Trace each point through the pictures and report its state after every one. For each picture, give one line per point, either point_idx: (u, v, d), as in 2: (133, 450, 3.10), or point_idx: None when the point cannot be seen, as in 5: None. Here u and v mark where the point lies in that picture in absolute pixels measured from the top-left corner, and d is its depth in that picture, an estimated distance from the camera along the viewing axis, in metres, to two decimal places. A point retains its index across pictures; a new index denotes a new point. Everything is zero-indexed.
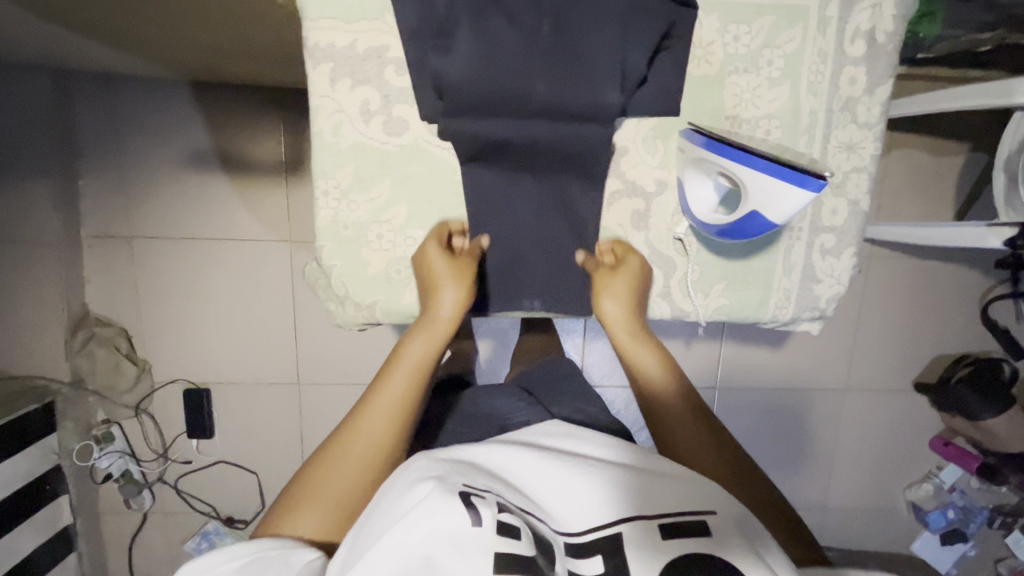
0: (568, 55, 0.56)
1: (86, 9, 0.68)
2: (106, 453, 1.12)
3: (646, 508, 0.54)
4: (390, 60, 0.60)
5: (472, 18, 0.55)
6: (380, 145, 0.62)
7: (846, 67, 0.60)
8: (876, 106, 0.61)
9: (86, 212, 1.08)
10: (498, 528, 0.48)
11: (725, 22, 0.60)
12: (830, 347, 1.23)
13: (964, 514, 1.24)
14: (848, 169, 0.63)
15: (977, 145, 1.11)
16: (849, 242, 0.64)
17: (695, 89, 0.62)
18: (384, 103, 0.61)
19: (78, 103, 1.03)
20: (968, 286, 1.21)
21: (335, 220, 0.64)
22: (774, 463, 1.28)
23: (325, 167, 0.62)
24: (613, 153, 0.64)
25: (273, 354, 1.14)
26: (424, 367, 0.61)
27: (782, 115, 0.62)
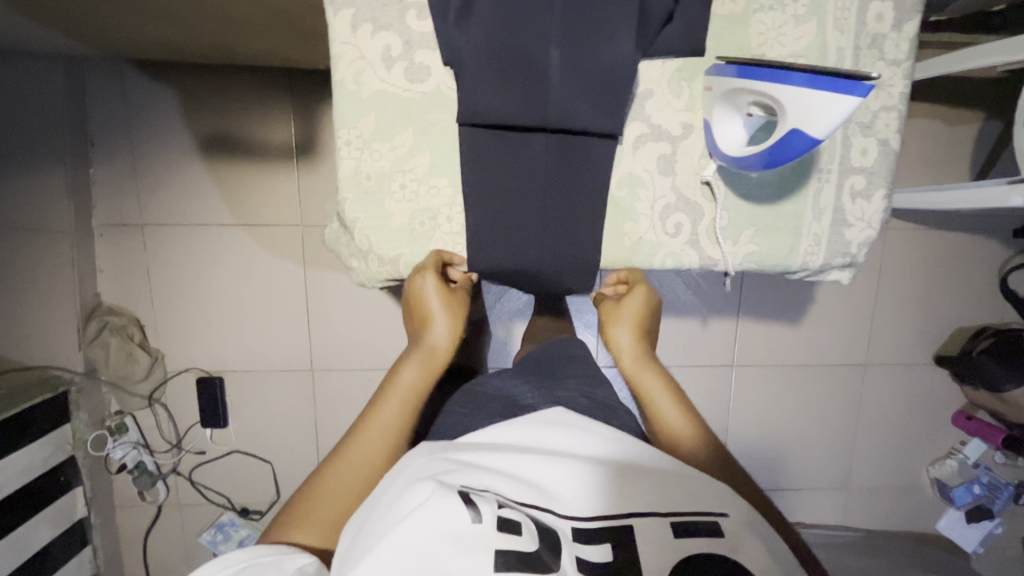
0: (591, 18, 0.54)
1: None
2: (120, 443, 1.11)
3: (642, 503, 0.53)
4: (412, 5, 0.56)
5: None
6: (401, 92, 0.58)
7: (872, 3, 0.58)
8: (903, 42, 0.59)
9: (97, 200, 1.08)
10: (498, 523, 0.48)
11: None
12: (847, 321, 1.21)
13: (990, 491, 1.22)
14: (876, 109, 0.60)
15: (992, 112, 1.10)
16: (879, 183, 0.61)
17: (718, 28, 0.58)
18: (406, 49, 0.56)
19: (90, 91, 1.03)
20: (984, 257, 1.19)
21: (357, 170, 0.59)
22: (793, 443, 1.26)
23: (346, 117, 0.58)
24: (637, 95, 0.59)
25: (286, 341, 1.13)
26: (416, 393, 0.64)
27: (808, 55, 0.58)
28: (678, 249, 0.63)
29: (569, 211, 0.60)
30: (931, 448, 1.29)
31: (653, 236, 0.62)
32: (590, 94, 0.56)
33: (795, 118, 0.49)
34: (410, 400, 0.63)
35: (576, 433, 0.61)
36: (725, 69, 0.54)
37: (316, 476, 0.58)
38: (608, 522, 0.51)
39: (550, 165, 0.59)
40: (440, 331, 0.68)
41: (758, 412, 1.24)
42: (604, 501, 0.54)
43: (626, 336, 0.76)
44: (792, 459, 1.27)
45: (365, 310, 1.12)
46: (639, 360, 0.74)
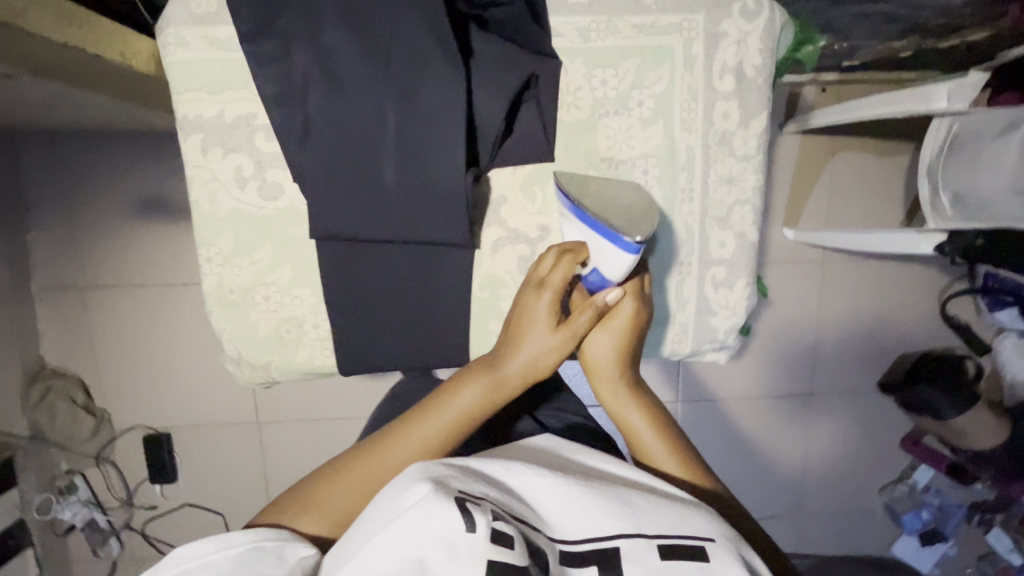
0: (424, 139, 0.58)
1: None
2: (69, 503, 1.11)
3: (641, 520, 0.47)
4: (258, 127, 0.62)
5: (322, 104, 0.57)
6: (256, 210, 0.64)
7: (718, 102, 0.63)
8: (751, 139, 0.64)
9: (36, 265, 1.09)
10: (493, 535, 0.42)
11: (591, 66, 0.62)
12: (789, 353, 1.22)
13: (940, 515, 1.23)
14: (731, 203, 0.66)
15: (920, 144, 1.10)
16: (739, 273, 0.68)
17: (568, 133, 0.64)
18: (257, 169, 0.62)
19: (24, 159, 1.04)
20: (925, 286, 1.19)
21: (221, 285, 0.66)
22: (744, 473, 1.27)
23: (203, 236, 0.64)
24: (490, 202, 0.65)
25: (231, 394, 1.14)
26: (467, 419, 0.59)
27: (658, 154, 0.64)
28: None
29: (425, 313, 0.67)
30: (884, 473, 1.30)
31: None
32: (431, 206, 0.60)
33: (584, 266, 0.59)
34: (453, 425, 0.58)
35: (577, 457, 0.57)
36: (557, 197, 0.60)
37: (351, 459, 0.57)
38: (597, 538, 0.46)
39: (405, 268, 0.65)
40: (519, 356, 0.60)
41: (707, 444, 1.25)
42: (602, 514, 0.48)
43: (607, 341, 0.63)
44: (744, 489, 1.28)
45: None
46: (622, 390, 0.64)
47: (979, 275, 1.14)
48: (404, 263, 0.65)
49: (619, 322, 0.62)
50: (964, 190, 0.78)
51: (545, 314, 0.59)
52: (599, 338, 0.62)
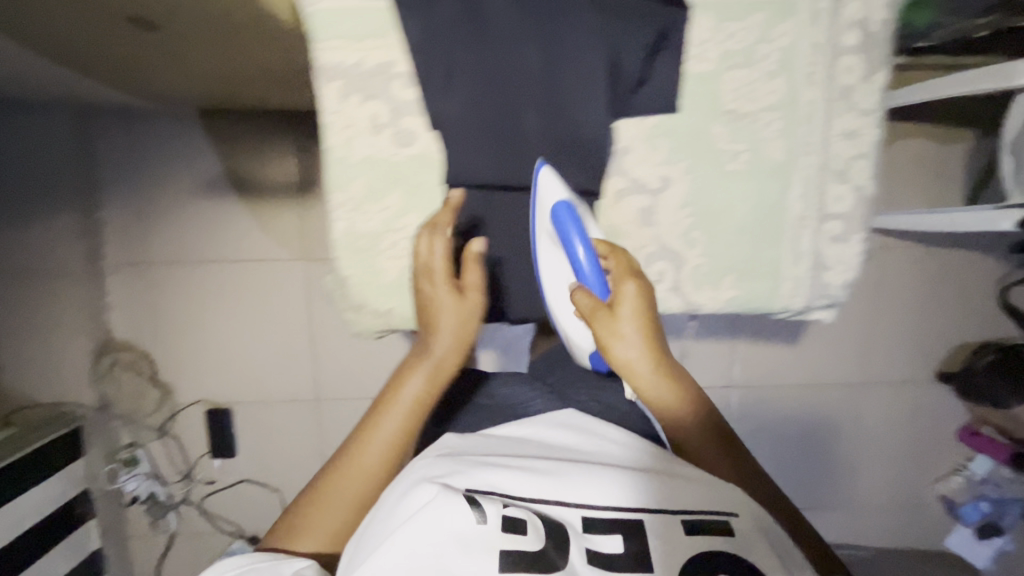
0: (569, 89, 0.56)
1: (97, 54, 0.68)
2: (132, 475, 1.13)
3: (654, 499, 0.51)
4: (396, 75, 0.59)
5: (463, 47, 0.56)
6: (390, 156, 0.62)
7: (844, 56, 0.58)
8: (874, 93, 0.59)
9: (105, 243, 1.09)
10: (503, 525, 0.46)
11: (721, 20, 0.57)
12: (847, 340, 1.21)
13: (998, 507, 1.19)
14: (851, 157, 0.61)
15: (985, 131, 1.09)
16: (858, 227, 0.62)
17: (695, 89, 0.60)
18: (393, 115, 0.60)
19: (96, 136, 1.05)
20: (986, 273, 1.18)
21: (350, 231, 0.64)
22: (796, 460, 1.26)
23: (338, 182, 0.62)
24: (614, 152, 0.62)
25: (289, 372, 1.15)
26: (422, 404, 0.60)
27: (782, 107, 0.60)
28: (661, 296, 0.64)
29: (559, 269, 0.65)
30: (937, 464, 1.28)
31: None
32: (571, 158, 0.60)
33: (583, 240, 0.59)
34: (416, 412, 0.60)
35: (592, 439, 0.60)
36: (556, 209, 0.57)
37: (327, 473, 0.58)
38: (612, 512, 0.49)
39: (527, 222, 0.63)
40: (444, 339, 0.62)
41: (760, 430, 1.24)
42: (613, 493, 0.51)
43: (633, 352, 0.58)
44: (793, 477, 1.27)
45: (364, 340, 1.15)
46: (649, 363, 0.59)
47: None
48: (525, 215, 0.63)
49: (633, 299, 0.59)
50: None
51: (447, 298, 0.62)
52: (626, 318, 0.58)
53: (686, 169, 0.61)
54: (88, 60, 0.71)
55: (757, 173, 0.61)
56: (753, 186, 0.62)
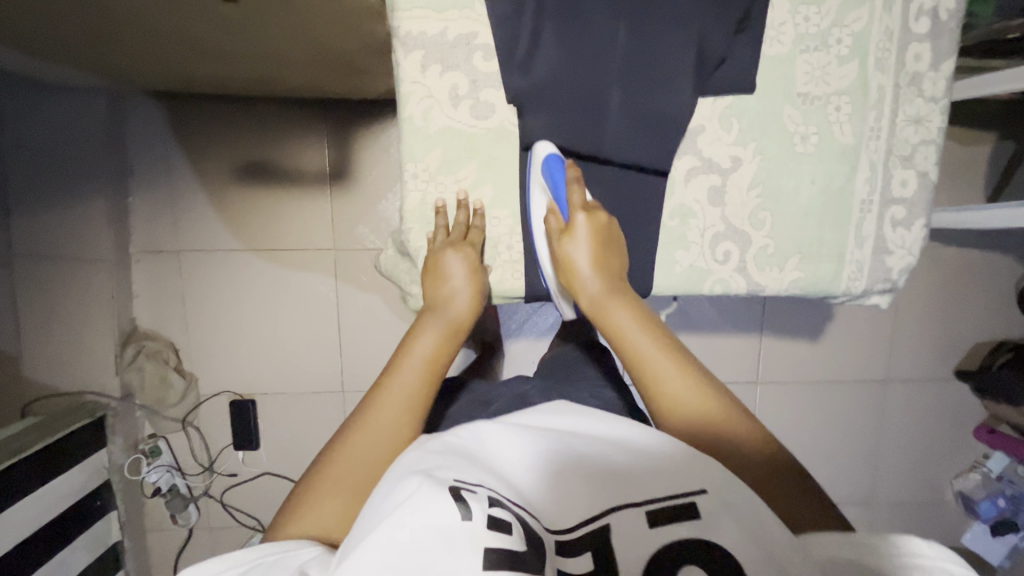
0: (651, 67, 0.58)
1: (148, 39, 0.68)
2: (154, 467, 1.11)
3: (631, 493, 0.46)
4: (479, 47, 0.59)
5: (557, 19, 0.57)
6: (467, 129, 0.62)
7: (911, 44, 0.60)
8: (941, 81, 0.61)
9: (136, 227, 1.09)
10: (488, 522, 0.41)
11: (795, 3, 0.59)
12: (869, 337, 1.23)
13: (1014, 504, 1.20)
14: (916, 143, 0.63)
15: (1005, 133, 1.13)
16: (919, 213, 0.63)
17: (767, 70, 0.60)
18: (473, 87, 0.60)
19: (131, 121, 1.06)
20: (1003, 272, 1.20)
21: (423, 202, 0.64)
22: (817, 456, 1.27)
23: (415, 152, 0.62)
24: (688, 132, 0.61)
25: (318, 362, 1.14)
26: (434, 365, 0.57)
27: (851, 92, 0.61)
28: (726, 276, 0.64)
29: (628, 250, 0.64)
30: (954, 462, 1.30)
31: (703, 264, 0.64)
32: (650, 134, 0.60)
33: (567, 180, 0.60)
34: (427, 372, 0.56)
35: (583, 418, 0.54)
36: (545, 159, 0.60)
37: (334, 446, 0.52)
38: (588, 524, 0.45)
39: (600, 199, 0.63)
40: (459, 299, 0.61)
41: (783, 425, 1.25)
42: (592, 495, 0.46)
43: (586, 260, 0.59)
44: (812, 474, 1.28)
45: (394, 331, 1.14)
46: (601, 291, 0.59)
47: None
48: (599, 193, 0.64)
49: (586, 232, 0.59)
50: None
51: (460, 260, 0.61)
52: (575, 249, 0.59)
53: (757, 150, 0.62)
54: (137, 43, 0.70)
55: (826, 156, 0.62)
56: (822, 169, 0.62)
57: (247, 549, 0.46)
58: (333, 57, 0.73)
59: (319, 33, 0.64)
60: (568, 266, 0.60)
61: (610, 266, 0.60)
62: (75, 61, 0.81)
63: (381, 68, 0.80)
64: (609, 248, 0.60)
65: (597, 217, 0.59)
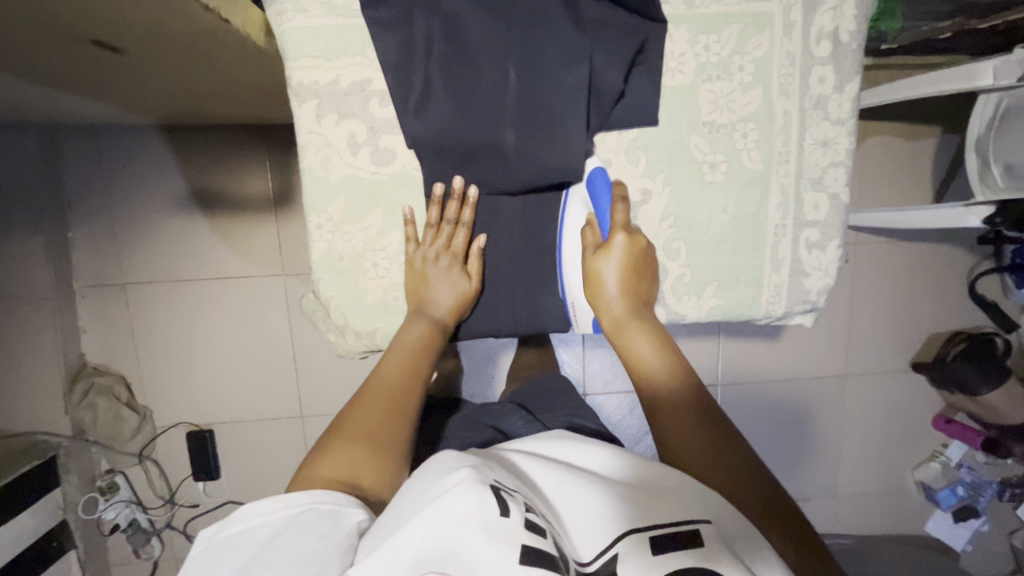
0: (546, 107, 0.57)
1: (60, 81, 0.66)
2: (111, 503, 1.10)
3: (660, 517, 0.46)
4: (374, 93, 0.58)
5: (443, 63, 0.56)
6: (369, 175, 0.61)
7: (813, 68, 0.60)
8: (846, 102, 0.61)
9: (79, 264, 1.07)
10: (526, 521, 0.43)
11: (694, 33, 0.58)
12: (825, 335, 1.24)
13: (973, 490, 1.25)
14: (825, 165, 0.62)
15: (949, 127, 1.13)
16: (833, 234, 0.63)
17: (671, 100, 0.60)
18: (371, 134, 0.59)
19: (66, 158, 1.03)
20: (953, 265, 1.22)
21: (330, 252, 0.63)
22: (781, 454, 1.29)
23: (316, 202, 0.61)
24: (596, 166, 0.61)
25: (275, 390, 1.13)
26: (426, 344, 0.62)
27: (757, 118, 0.61)
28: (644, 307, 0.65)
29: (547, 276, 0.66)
30: (916, 451, 1.32)
31: None
32: (545, 172, 0.59)
33: (613, 196, 0.61)
34: (419, 351, 0.61)
35: (590, 446, 0.57)
36: (591, 175, 0.61)
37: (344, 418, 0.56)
38: (604, 551, 0.45)
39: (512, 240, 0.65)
40: (444, 298, 0.65)
41: (745, 427, 1.26)
42: (604, 514, 0.48)
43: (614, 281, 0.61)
44: (779, 472, 1.29)
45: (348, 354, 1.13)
46: (623, 314, 0.62)
47: (1004, 255, 1.17)
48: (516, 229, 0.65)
49: (623, 253, 0.61)
50: (1020, 160, 0.79)
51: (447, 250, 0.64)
52: (606, 267, 0.61)
53: (666, 180, 0.62)
54: (58, 85, 0.68)
55: (736, 184, 0.62)
56: (731, 196, 0.62)
57: (302, 492, 0.48)
58: (250, 91, 0.72)
59: (221, 76, 0.63)
60: (596, 280, 0.63)
61: (639, 288, 0.62)
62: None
63: None
64: (643, 267, 0.62)
65: (637, 240, 0.61)
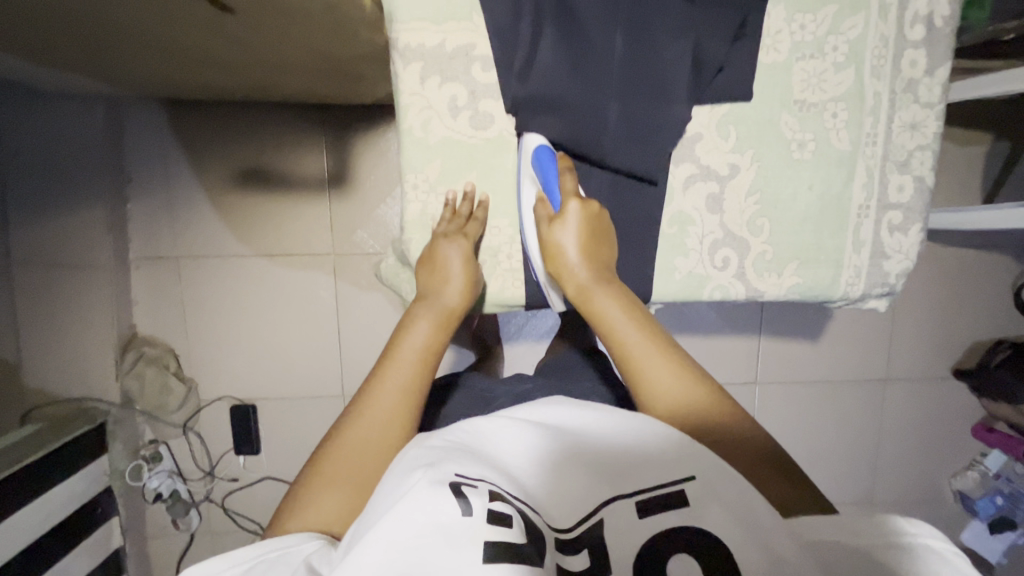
0: (647, 81, 0.60)
1: (143, 48, 0.68)
2: (156, 472, 1.11)
3: (621, 485, 0.45)
4: (477, 58, 0.62)
5: (554, 29, 0.59)
6: (466, 139, 0.65)
7: (907, 50, 0.64)
8: (936, 86, 0.65)
9: (135, 235, 1.09)
10: (489, 517, 0.40)
11: (792, 11, 0.62)
12: (868, 336, 1.23)
13: (1011, 501, 1.19)
14: (912, 149, 0.66)
15: (1001, 133, 1.13)
16: (916, 217, 0.67)
17: (766, 76, 0.64)
18: (471, 99, 0.63)
19: (129, 130, 1.06)
20: (1000, 272, 1.21)
21: (423, 214, 0.67)
22: (816, 456, 1.28)
23: (415, 163, 0.65)
24: (688, 139, 0.64)
25: (319, 367, 1.14)
26: (429, 352, 0.58)
27: (847, 99, 0.64)
28: (725, 282, 0.67)
29: (630, 250, 0.66)
30: (952, 460, 1.31)
31: (702, 270, 0.67)
32: (644, 141, 0.62)
33: (559, 169, 0.63)
34: (421, 358, 0.57)
35: (529, 411, 0.53)
36: (536, 150, 0.63)
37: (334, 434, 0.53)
38: (585, 519, 0.44)
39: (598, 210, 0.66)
40: (454, 284, 0.63)
41: (782, 426, 1.26)
42: (571, 491, 0.46)
43: (574, 244, 0.60)
44: (813, 474, 1.29)
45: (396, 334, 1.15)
46: (588, 280, 0.59)
47: None
48: (606, 199, 0.66)
49: (578, 221, 0.61)
50: None
51: (459, 246, 0.64)
52: (563, 232, 0.61)
53: (755, 157, 0.65)
54: (128, 52, 0.69)
55: (823, 163, 0.65)
56: (818, 175, 0.66)
57: (249, 547, 0.45)
58: (332, 65, 0.74)
59: (321, 44, 0.66)
60: (555, 248, 0.61)
61: (597, 258, 0.61)
62: (86, 72, 0.80)
63: (381, 75, 0.81)
64: (597, 239, 0.62)
65: (590, 207, 0.62)
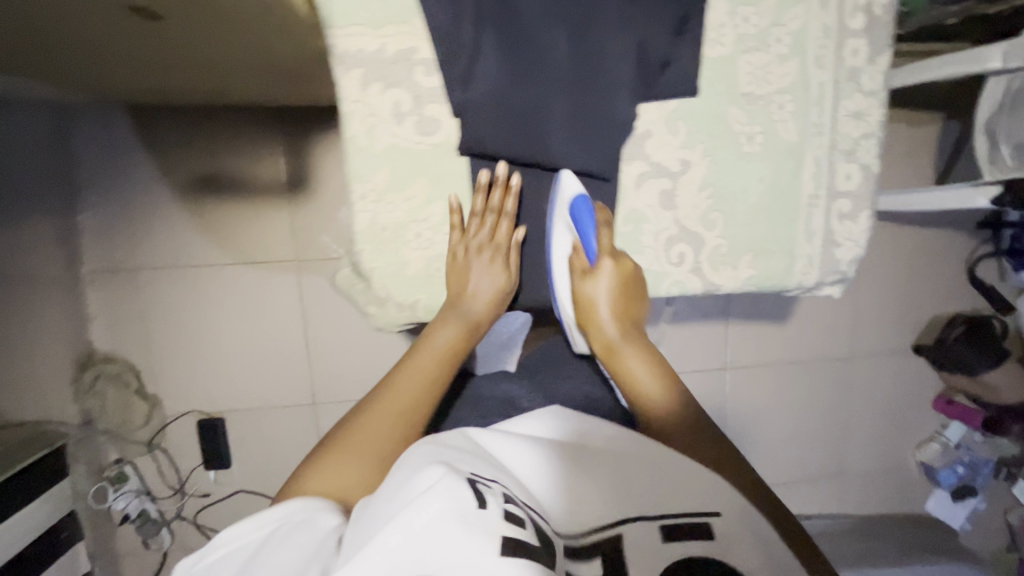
0: (593, 77, 0.60)
1: (71, 57, 0.65)
2: (121, 493, 1.07)
3: (631, 503, 0.48)
4: (420, 62, 0.61)
5: (494, 30, 0.59)
6: (413, 145, 0.64)
7: (848, 40, 0.65)
8: (877, 74, 0.66)
9: (85, 248, 1.05)
10: (506, 514, 0.42)
11: (734, 5, 0.63)
12: (831, 317, 1.26)
13: (971, 469, 1.27)
14: (857, 137, 0.67)
15: (952, 114, 1.16)
16: (864, 204, 0.68)
17: (710, 71, 0.64)
18: (417, 103, 0.62)
19: (72, 140, 1.01)
20: (955, 249, 1.25)
21: (373, 224, 0.65)
22: (787, 436, 1.31)
23: (361, 171, 0.63)
24: (637, 135, 0.64)
25: (287, 375, 1.12)
26: (451, 353, 0.64)
27: (792, 90, 0.65)
28: (682, 277, 0.68)
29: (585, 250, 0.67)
30: (916, 432, 1.35)
31: (659, 266, 0.68)
32: (590, 139, 0.62)
33: (597, 222, 0.64)
34: (444, 358, 0.63)
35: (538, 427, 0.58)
36: (574, 202, 0.63)
37: (361, 412, 0.58)
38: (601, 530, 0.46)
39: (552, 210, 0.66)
40: (477, 289, 0.68)
41: (753, 409, 1.28)
42: (568, 506, 0.49)
43: (606, 305, 0.65)
44: (784, 454, 1.32)
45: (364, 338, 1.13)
46: (616, 337, 0.65)
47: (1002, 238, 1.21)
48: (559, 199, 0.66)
49: (610, 279, 0.65)
50: None
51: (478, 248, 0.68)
52: (598, 289, 0.65)
53: (705, 151, 0.65)
54: (59, 59, 0.66)
55: (772, 154, 0.66)
56: (768, 167, 0.66)
57: (273, 514, 0.48)
58: (273, 68, 0.72)
59: (259, 50, 0.64)
60: (589, 303, 0.66)
61: (625, 308, 0.66)
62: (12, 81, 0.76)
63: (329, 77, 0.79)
64: (628, 296, 0.66)
65: (625, 263, 0.65)
